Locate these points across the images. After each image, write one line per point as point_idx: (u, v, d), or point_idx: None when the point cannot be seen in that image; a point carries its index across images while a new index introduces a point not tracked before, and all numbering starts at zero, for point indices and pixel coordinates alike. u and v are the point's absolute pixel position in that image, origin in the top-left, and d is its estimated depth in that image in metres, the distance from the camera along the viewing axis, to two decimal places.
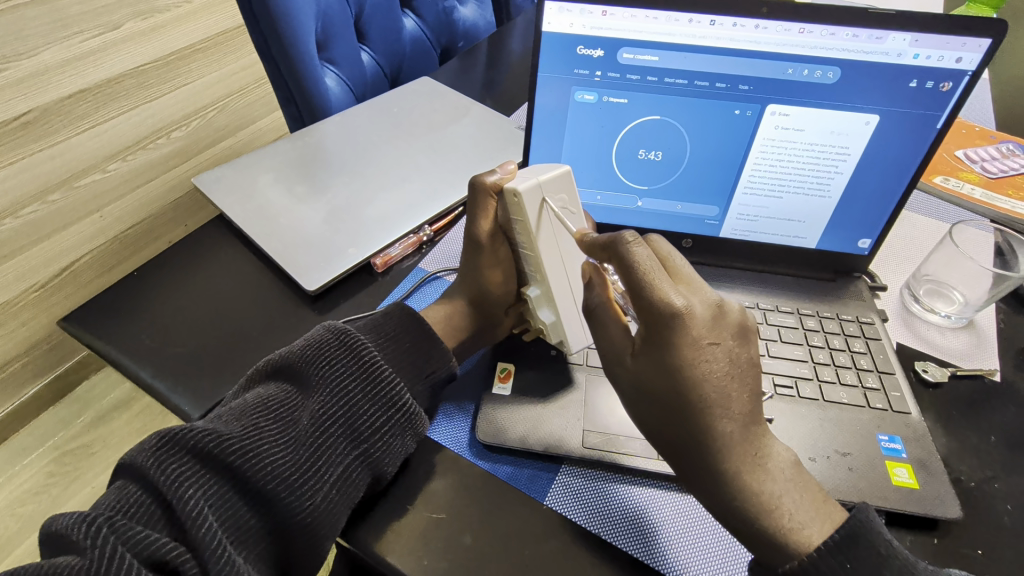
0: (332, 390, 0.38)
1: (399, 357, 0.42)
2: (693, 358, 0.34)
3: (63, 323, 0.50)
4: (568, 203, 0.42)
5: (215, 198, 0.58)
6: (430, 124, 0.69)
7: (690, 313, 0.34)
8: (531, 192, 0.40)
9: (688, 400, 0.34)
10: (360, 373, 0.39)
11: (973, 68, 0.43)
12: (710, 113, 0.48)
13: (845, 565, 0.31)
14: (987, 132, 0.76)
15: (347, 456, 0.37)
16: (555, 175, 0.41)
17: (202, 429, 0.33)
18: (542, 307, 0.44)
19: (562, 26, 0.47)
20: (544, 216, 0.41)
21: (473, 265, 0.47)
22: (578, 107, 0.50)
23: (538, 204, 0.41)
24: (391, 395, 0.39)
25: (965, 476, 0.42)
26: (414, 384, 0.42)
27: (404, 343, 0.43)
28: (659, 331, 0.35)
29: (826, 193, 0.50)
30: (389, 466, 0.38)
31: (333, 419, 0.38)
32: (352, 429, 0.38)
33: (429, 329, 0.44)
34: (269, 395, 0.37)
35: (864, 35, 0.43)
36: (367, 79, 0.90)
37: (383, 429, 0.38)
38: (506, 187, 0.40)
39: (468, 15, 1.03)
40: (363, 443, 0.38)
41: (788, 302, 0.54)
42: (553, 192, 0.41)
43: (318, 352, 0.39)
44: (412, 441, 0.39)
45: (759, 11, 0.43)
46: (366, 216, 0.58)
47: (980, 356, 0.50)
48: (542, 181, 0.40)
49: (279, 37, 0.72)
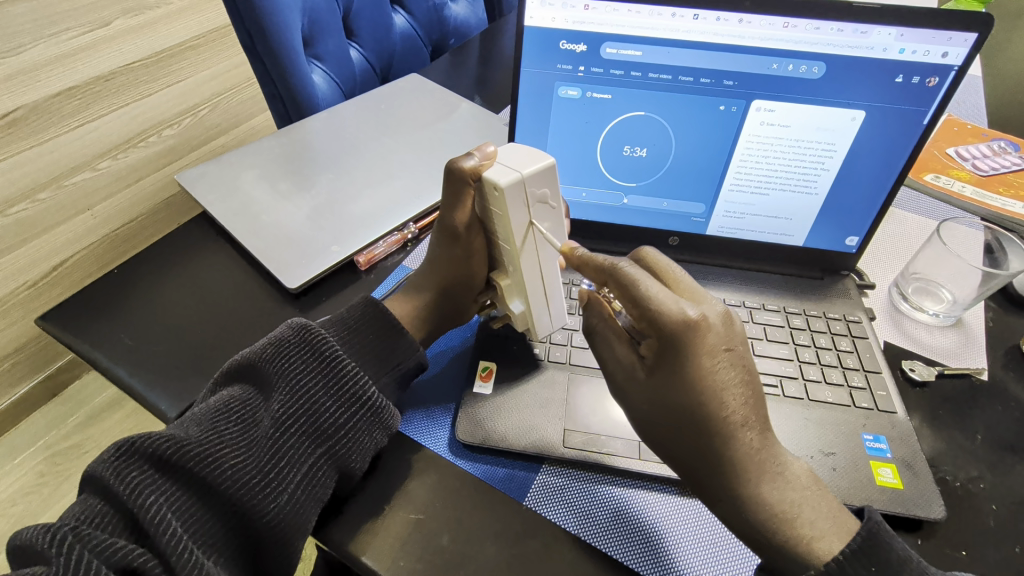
0: (294, 390, 0.38)
1: (364, 349, 0.42)
2: (708, 369, 0.34)
3: (40, 321, 0.49)
4: (549, 197, 0.37)
5: (197, 195, 0.57)
6: (417, 121, 0.68)
7: (701, 323, 0.34)
8: (513, 188, 0.36)
9: (700, 412, 0.34)
10: (322, 370, 0.39)
11: (959, 62, 0.43)
12: (695, 109, 0.48)
13: (870, 568, 0.31)
14: (980, 129, 0.75)
15: (312, 455, 0.37)
16: (540, 168, 0.36)
17: (163, 436, 0.33)
18: (513, 296, 0.44)
19: (544, 20, 0.46)
20: (523, 211, 0.37)
21: (441, 239, 0.45)
22: (562, 102, 0.49)
23: (517, 200, 0.37)
24: (356, 391, 0.39)
25: (950, 476, 0.42)
26: (380, 375, 0.41)
27: (368, 336, 0.42)
28: (676, 348, 0.34)
29: (813, 190, 0.50)
30: (357, 463, 0.38)
31: (296, 418, 0.37)
32: (316, 428, 0.37)
33: (393, 319, 0.43)
34: (230, 398, 0.37)
35: (850, 30, 0.43)
36: (356, 76, 0.90)
37: (349, 425, 0.38)
38: (487, 179, 0.36)
39: (459, 12, 1.03)
40: (328, 440, 0.37)
41: (775, 300, 0.53)
42: (534, 190, 0.37)
43: (280, 352, 0.38)
44: (381, 435, 0.39)
45: (742, 5, 0.43)
46: (350, 213, 0.57)
47: (967, 355, 0.50)
48: (525, 175, 0.36)
49: (264, 33, 0.72)
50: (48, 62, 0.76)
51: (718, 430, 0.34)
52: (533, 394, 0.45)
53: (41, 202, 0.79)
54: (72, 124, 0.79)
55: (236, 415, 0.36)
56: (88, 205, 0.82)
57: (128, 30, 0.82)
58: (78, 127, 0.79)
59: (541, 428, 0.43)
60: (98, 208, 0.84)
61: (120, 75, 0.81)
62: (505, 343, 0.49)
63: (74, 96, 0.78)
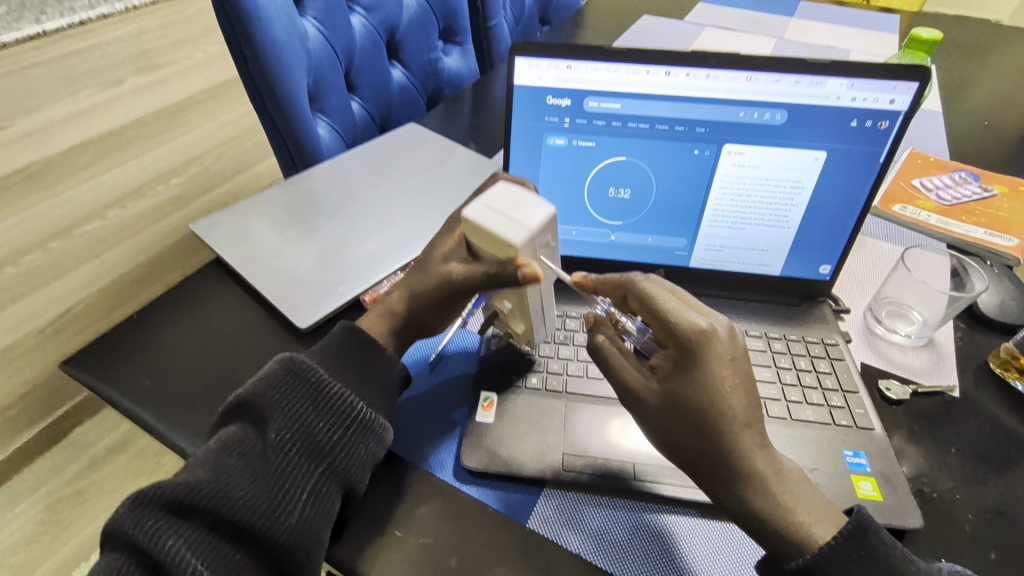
0: (288, 417, 0.40)
1: (347, 370, 0.44)
2: (714, 375, 0.37)
3: (64, 365, 0.52)
4: (550, 238, 0.39)
5: (211, 242, 0.61)
6: (416, 168, 0.73)
7: (710, 333, 0.37)
8: (527, 246, 0.36)
9: (708, 412, 0.36)
10: (312, 397, 0.41)
11: (906, 108, 0.47)
12: (673, 153, 0.52)
13: (858, 552, 0.35)
14: (942, 161, 0.80)
15: (314, 473, 0.39)
16: (545, 220, 0.37)
17: (172, 482, 0.36)
18: (517, 321, 0.47)
19: (531, 79, 0.51)
20: (531, 259, 0.38)
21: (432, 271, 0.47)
22: (550, 150, 0.54)
23: (528, 253, 0.37)
24: (346, 411, 0.41)
25: (928, 488, 0.44)
26: (366, 393, 0.44)
27: (351, 360, 0.45)
28: (687, 354, 0.37)
29: (784, 224, 0.54)
30: (357, 475, 0.40)
31: (294, 442, 0.40)
32: (314, 449, 0.40)
33: (368, 339, 0.46)
34: (230, 436, 0.39)
35: (806, 81, 0.48)
36: (357, 126, 0.95)
37: (343, 441, 0.40)
38: (497, 240, 0.36)
39: (452, 65, 1.10)
40: (326, 458, 0.40)
41: (757, 326, 0.56)
42: (542, 238, 0.38)
43: (271, 386, 0.41)
44: (376, 446, 0.42)
45: (708, 62, 0.48)
46: (355, 256, 0.61)
47: (939, 373, 0.53)
48: (534, 231, 0.36)
49: (272, 91, 0.77)
50: (75, 132, 1.30)
51: (727, 434, 0.36)
52: (532, 420, 0.48)
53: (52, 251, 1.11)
54: (82, 178, 1.23)
55: (237, 449, 0.39)
56: (97, 253, 1.13)
57: (169, 108, 1.41)
58: (61, 189, 1.19)
59: (541, 452, 0.45)
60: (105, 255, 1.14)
61: (133, 138, 1.33)
62: (505, 373, 0.51)
63: (92, 153, 1.28)
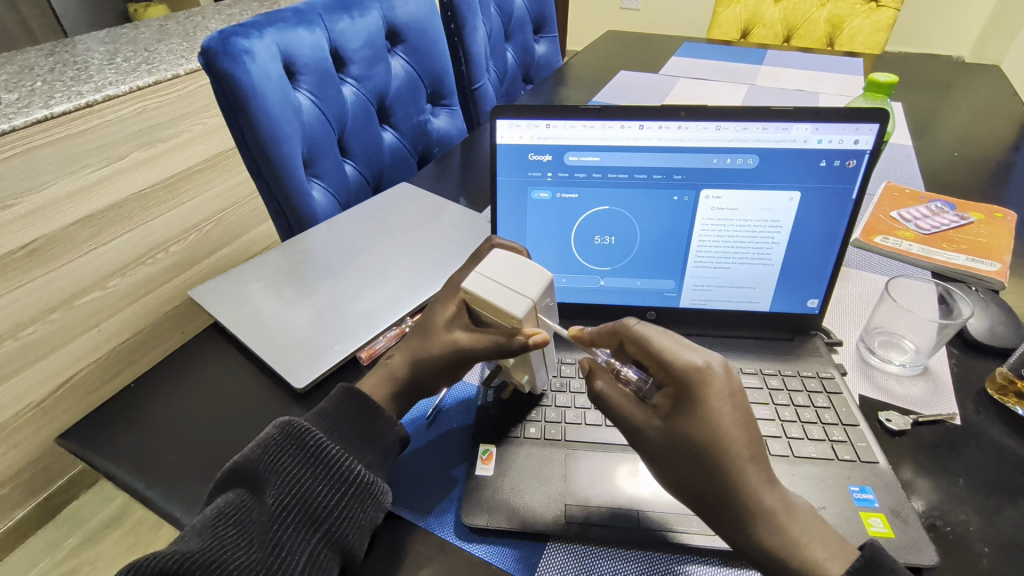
0: (285, 482, 0.40)
1: (346, 433, 0.45)
2: (716, 413, 0.37)
3: (60, 440, 0.52)
4: (548, 300, 0.42)
5: (209, 308, 0.62)
6: (408, 225, 0.75)
7: (708, 370, 0.38)
8: (530, 313, 0.39)
9: (714, 451, 0.37)
10: (309, 460, 0.41)
11: (870, 147, 0.50)
12: (654, 200, 0.54)
13: None
14: (917, 193, 0.83)
15: (310, 541, 0.39)
16: (541, 286, 0.40)
17: (166, 553, 0.35)
18: (519, 370, 0.48)
19: (513, 138, 0.54)
20: (534, 323, 0.41)
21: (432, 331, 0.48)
22: (535, 203, 0.56)
23: (530, 319, 0.40)
24: (343, 473, 0.41)
25: (940, 522, 0.43)
26: (364, 455, 0.44)
27: (349, 421, 0.45)
28: (687, 391, 0.38)
29: (768, 261, 0.55)
30: (354, 541, 0.39)
31: (290, 509, 0.39)
32: (310, 515, 0.40)
33: (368, 400, 0.47)
34: (225, 503, 0.39)
35: (773, 128, 0.50)
36: (351, 187, 0.98)
37: (340, 506, 0.40)
38: (501, 311, 0.39)
39: (440, 125, 1.15)
40: (322, 525, 0.39)
41: (751, 363, 0.56)
42: (542, 302, 0.41)
43: (268, 450, 0.41)
44: (374, 510, 0.41)
45: (679, 115, 0.51)
46: (350, 314, 0.62)
47: (938, 401, 0.53)
48: (533, 297, 0.39)
49: (269, 160, 0.81)
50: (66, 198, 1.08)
51: (732, 473, 0.37)
52: (532, 471, 0.47)
53: (52, 321, 1.04)
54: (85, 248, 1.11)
55: (232, 518, 0.38)
56: (95, 322, 1.12)
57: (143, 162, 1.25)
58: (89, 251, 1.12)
59: (542, 505, 0.45)
60: (102, 324, 1.13)
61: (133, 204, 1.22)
62: (502, 424, 0.51)
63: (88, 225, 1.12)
